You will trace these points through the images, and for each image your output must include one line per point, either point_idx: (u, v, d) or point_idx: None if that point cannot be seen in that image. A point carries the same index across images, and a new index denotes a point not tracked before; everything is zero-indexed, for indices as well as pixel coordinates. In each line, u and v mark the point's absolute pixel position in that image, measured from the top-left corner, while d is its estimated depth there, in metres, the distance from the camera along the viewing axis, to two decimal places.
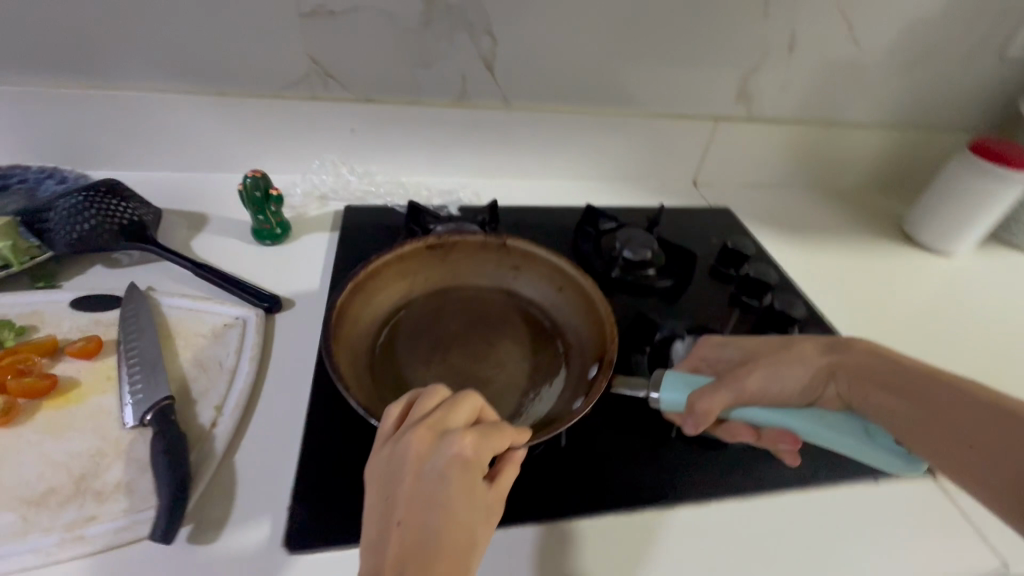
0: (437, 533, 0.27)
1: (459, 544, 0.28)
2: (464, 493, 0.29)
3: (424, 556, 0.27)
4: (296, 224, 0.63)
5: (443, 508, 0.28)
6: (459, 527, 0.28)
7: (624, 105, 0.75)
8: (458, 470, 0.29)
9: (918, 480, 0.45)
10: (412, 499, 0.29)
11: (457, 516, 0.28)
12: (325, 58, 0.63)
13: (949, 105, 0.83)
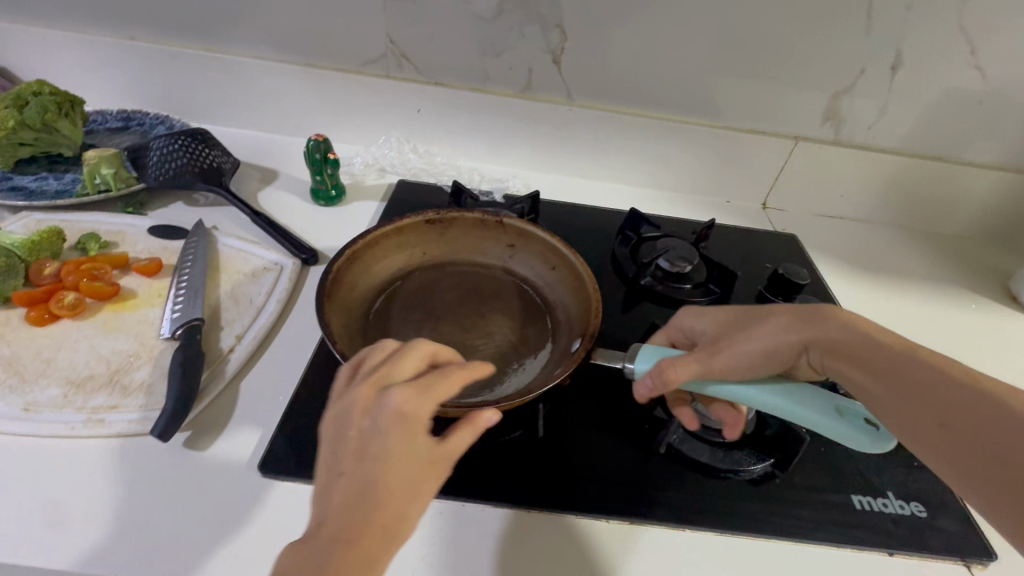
0: (375, 488, 0.27)
1: (399, 497, 0.28)
2: (409, 447, 0.28)
3: (364, 510, 0.27)
4: (353, 190, 0.68)
5: (384, 463, 0.28)
6: (399, 481, 0.28)
7: (694, 113, 0.72)
8: (402, 424, 0.29)
9: (946, 565, 0.39)
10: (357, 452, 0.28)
11: (400, 466, 0.28)
12: (402, 40, 0.67)
13: None
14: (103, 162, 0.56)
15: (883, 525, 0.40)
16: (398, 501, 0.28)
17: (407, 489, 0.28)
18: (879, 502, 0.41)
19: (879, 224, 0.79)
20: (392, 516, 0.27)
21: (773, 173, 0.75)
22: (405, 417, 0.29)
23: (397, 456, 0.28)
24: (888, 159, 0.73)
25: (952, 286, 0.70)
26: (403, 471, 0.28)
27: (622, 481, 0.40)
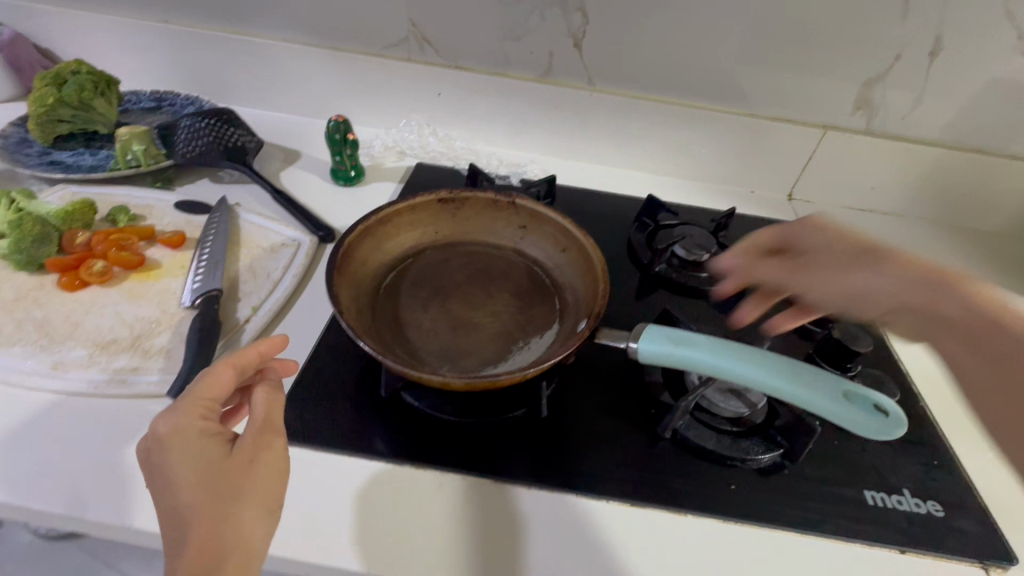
0: (185, 515, 0.29)
1: (209, 513, 0.29)
2: (204, 463, 0.30)
3: (180, 538, 0.29)
4: (372, 172, 0.69)
5: (178, 489, 0.30)
6: (205, 496, 0.30)
7: (719, 100, 0.70)
8: (188, 443, 0.31)
9: (961, 567, 0.37)
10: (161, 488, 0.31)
11: (186, 486, 0.30)
12: (424, 23, 0.67)
13: None
14: (135, 139, 0.58)
15: (897, 522, 0.39)
16: (214, 516, 0.29)
17: (212, 497, 0.30)
18: (893, 499, 0.40)
19: (912, 218, 0.76)
20: (212, 532, 0.29)
21: (800, 163, 0.73)
22: (179, 432, 0.31)
23: (194, 474, 0.30)
24: (924, 150, 0.70)
25: None
26: (208, 487, 0.30)
27: (625, 465, 0.40)
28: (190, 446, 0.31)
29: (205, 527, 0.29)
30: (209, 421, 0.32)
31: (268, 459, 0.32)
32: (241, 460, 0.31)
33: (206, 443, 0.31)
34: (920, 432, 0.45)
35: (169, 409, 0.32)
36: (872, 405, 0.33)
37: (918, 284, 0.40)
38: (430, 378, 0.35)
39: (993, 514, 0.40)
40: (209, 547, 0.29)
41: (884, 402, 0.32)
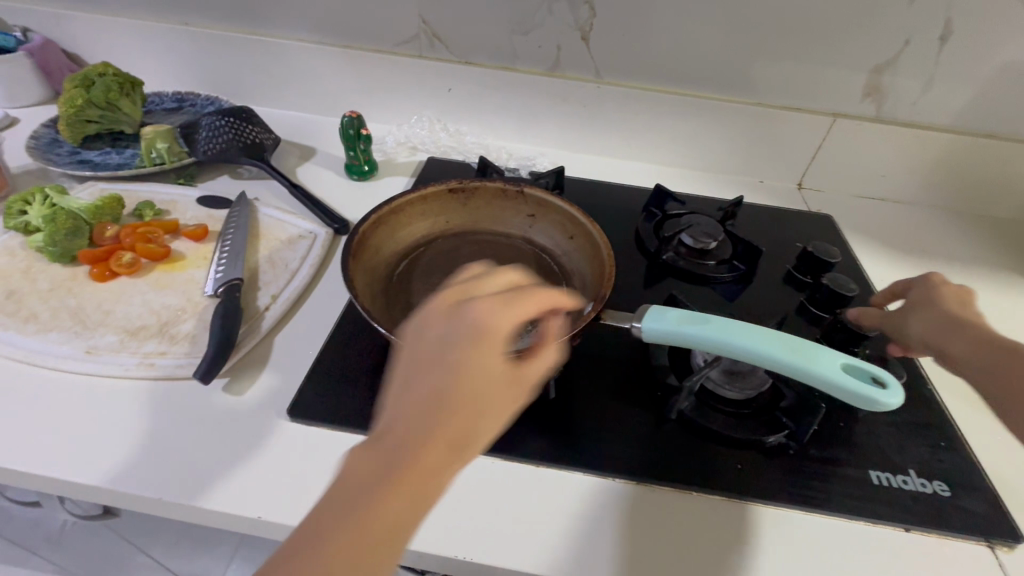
0: (426, 412, 0.26)
1: (433, 444, 0.25)
2: (459, 401, 0.26)
3: (392, 455, 0.25)
4: (385, 167, 0.71)
5: (412, 399, 0.26)
6: (458, 438, 0.26)
7: (727, 90, 0.71)
8: (453, 383, 0.26)
9: (965, 544, 0.38)
10: (404, 375, 0.27)
11: (466, 386, 0.26)
12: (434, 19, 0.69)
13: None
14: (159, 137, 0.60)
15: (901, 501, 0.39)
16: (426, 447, 0.25)
17: (467, 444, 0.26)
18: (898, 479, 0.40)
19: (924, 206, 0.75)
20: (433, 469, 0.25)
21: (810, 152, 0.73)
22: (496, 341, 0.28)
23: (446, 417, 0.26)
24: (936, 136, 0.69)
25: (1001, 271, 0.66)
26: (431, 414, 0.26)
27: (631, 444, 0.41)
28: (483, 404, 0.27)
29: (419, 460, 0.25)
30: (437, 349, 0.27)
31: (513, 394, 0.28)
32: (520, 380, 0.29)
33: (502, 358, 0.28)
34: (927, 414, 0.45)
35: (463, 350, 0.27)
36: (870, 377, 0.33)
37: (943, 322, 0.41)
38: None
39: (1000, 494, 0.40)
40: (418, 484, 0.25)
41: (880, 373, 0.33)
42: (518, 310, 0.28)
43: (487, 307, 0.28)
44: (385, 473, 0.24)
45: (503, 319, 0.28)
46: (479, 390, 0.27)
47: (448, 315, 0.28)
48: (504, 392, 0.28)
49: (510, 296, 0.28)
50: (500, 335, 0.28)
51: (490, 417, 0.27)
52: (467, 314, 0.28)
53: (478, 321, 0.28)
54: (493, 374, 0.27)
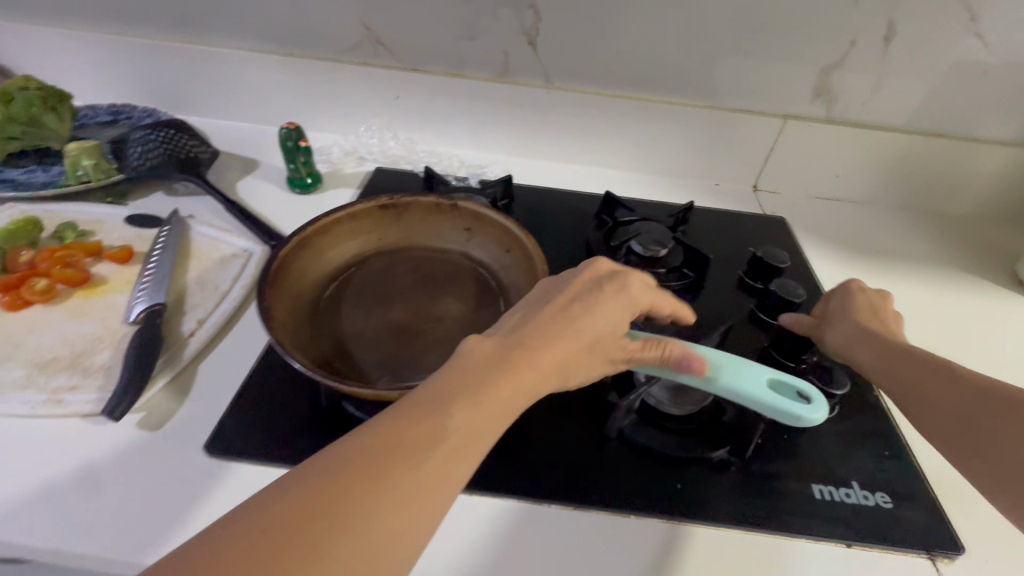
0: (517, 350, 0.29)
1: (531, 366, 0.29)
2: (563, 327, 0.30)
3: (489, 382, 0.27)
4: (330, 178, 0.69)
5: (511, 342, 0.29)
6: (559, 363, 0.30)
7: (678, 93, 0.70)
8: (568, 312, 0.31)
9: (907, 558, 0.37)
10: (532, 330, 0.30)
11: (569, 337, 0.30)
12: (377, 26, 0.67)
13: None
14: (84, 154, 0.58)
15: (843, 515, 0.38)
16: (526, 367, 0.28)
17: (562, 374, 0.30)
18: (841, 492, 0.40)
19: (878, 205, 0.76)
20: (524, 391, 0.28)
21: (764, 153, 0.72)
22: (615, 305, 0.32)
23: (556, 339, 0.30)
24: (888, 136, 0.69)
25: (951, 269, 0.66)
26: (538, 339, 0.30)
27: (568, 467, 0.40)
28: (587, 338, 0.31)
29: (517, 375, 0.28)
30: (560, 302, 0.32)
31: (615, 354, 0.32)
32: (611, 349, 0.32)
33: (610, 320, 0.32)
34: (872, 422, 0.45)
35: (582, 299, 0.32)
36: (796, 392, 0.33)
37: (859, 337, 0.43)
38: (362, 392, 0.34)
39: (944, 504, 0.40)
40: (508, 399, 0.27)
41: (805, 389, 0.33)
42: (651, 294, 0.34)
43: (593, 278, 0.33)
44: (485, 374, 0.27)
45: (605, 299, 0.32)
46: (587, 326, 0.31)
47: (572, 276, 0.33)
48: (604, 346, 0.31)
49: (621, 275, 0.33)
50: (618, 297, 0.32)
51: (584, 359, 0.31)
52: (587, 276, 0.33)
53: (592, 285, 0.33)
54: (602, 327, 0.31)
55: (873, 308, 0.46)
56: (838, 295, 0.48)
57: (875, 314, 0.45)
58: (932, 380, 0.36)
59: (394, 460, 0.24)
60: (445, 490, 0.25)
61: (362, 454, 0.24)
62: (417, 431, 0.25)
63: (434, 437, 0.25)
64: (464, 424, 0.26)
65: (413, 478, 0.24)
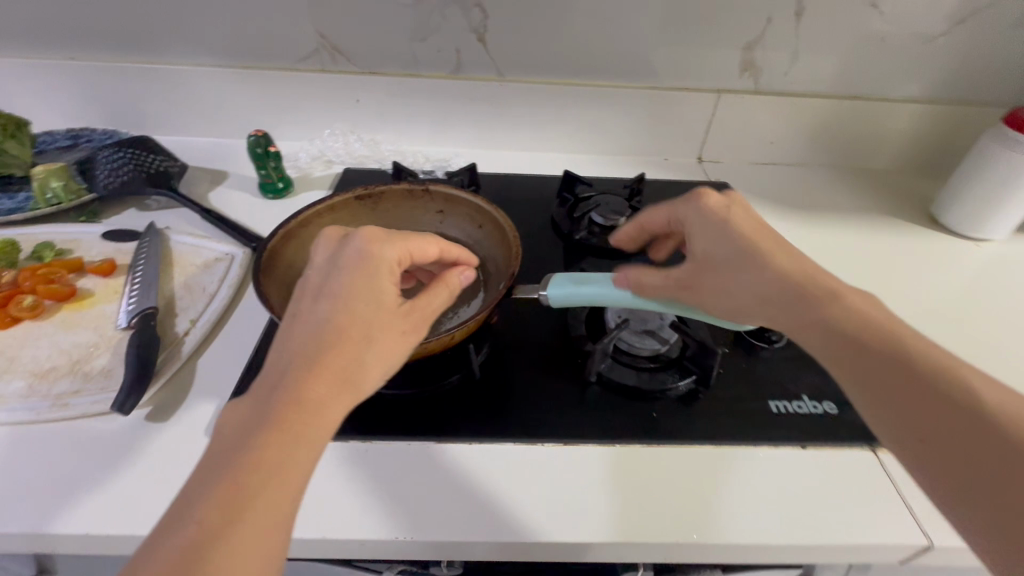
0: (288, 386, 0.30)
1: (299, 408, 0.29)
2: (332, 340, 0.31)
3: (256, 435, 0.28)
4: (301, 183, 0.71)
5: (278, 386, 0.30)
6: (333, 379, 0.30)
7: (620, 76, 0.75)
8: (332, 325, 0.32)
9: (853, 449, 0.43)
10: (297, 352, 0.31)
11: (339, 338, 0.31)
12: (331, 33, 0.70)
13: (996, 77, 0.75)
14: (52, 176, 0.58)
15: (798, 423, 0.44)
16: (293, 411, 0.29)
17: (343, 386, 0.31)
18: (795, 404, 0.45)
19: (809, 165, 0.83)
20: (300, 432, 0.29)
21: (703, 126, 0.79)
22: (363, 282, 0.33)
23: (321, 361, 0.31)
24: (809, 101, 0.77)
25: (878, 213, 0.74)
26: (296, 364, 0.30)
27: (556, 410, 0.44)
28: (357, 336, 0.32)
29: (284, 427, 0.28)
30: (312, 306, 0.33)
31: (395, 321, 0.34)
32: (387, 322, 0.33)
33: (371, 301, 0.33)
34: None
35: (326, 299, 0.33)
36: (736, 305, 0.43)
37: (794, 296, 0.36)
38: None
39: None
40: (288, 441, 0.28)
41: None
42: (395, 249, 0.36)
43: (344, 257, 0.34)
44: (240, 457, 0.28)
45: (351, 287, 0.33)
46: (347, 319, 0.32)
47: (327, 273, 0.34)
48: (385, 329, 0.33)
49: (355, 253, 0.35)
50: (344, 265, 0.34)
51: (364, 356, 0.32)
52: (326, 265, 0.34)
53: (329, 269, 0.34)
54: (361, 299, 0.33)
55: (732, 207, 0.41)
56: (688, 204, 0.43)
57: (731, 217, 0.40)
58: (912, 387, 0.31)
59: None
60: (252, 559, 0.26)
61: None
62: (188, 539, 0.25)
63: (217, 531, 0.26)
64: (235, 501, 0.26)
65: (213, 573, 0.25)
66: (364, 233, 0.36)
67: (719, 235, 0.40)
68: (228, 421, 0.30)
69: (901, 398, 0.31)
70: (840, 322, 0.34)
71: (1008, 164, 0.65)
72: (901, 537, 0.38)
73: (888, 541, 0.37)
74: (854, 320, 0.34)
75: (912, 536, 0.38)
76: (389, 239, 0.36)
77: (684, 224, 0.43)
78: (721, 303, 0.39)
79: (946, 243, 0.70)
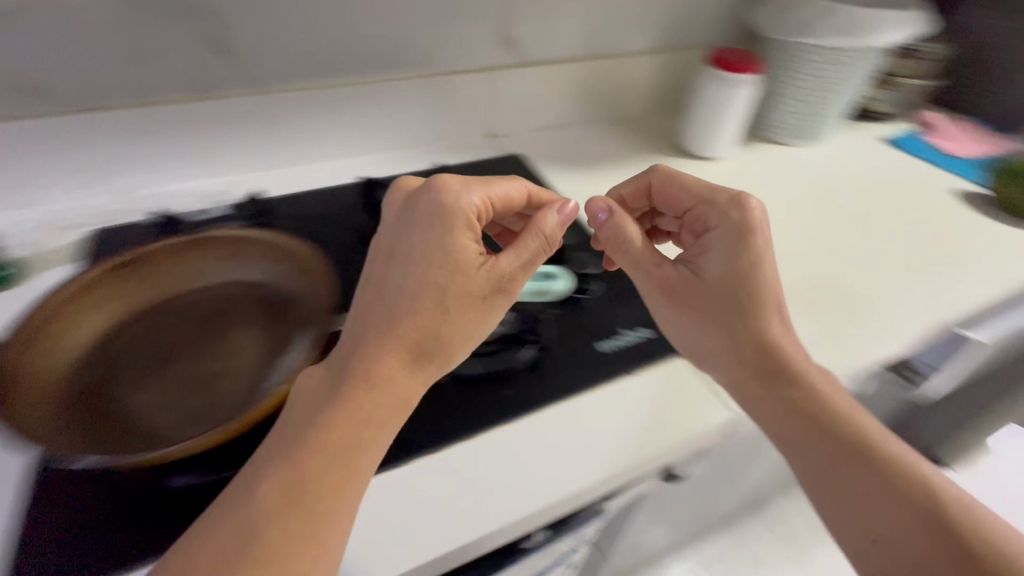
0: (355, 360, 0.42)
1: (367, 388, 0.40)
2: (422, 297, 0.44)
3: (334, 411, 0.39)
4: (31, 261, 0.57)
5: (364, 348, 0.42)
6: (410, 343, 0.43)
7: (391, 70, 0.75)
8: (425, 278, 0.45)
9: (665, 362, 0.56)
10: (386, 310, 0.44)
11: (424, 303, 0.44)
12: (16, 69, 0.56)
13: (694, 25, 0.92)
14: None
15: (625, 355, 0.55)
16: (358, 388, 0.40)
17: (416, 352, 0.43)
18: (619, 340, 0.57)
19: (584, 122, 0.92)
20: (367, 412, 0.40)
21: (486, 103, 0.82)
22: (439, 253, 0.45)
23: (398, 328, 0.43)
24: (567, 65, 0.85)
25: (644, 153, 0.87)
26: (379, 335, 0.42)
27: (433, 418, 0.48)
28: (443, 294, 0.45)
29: (354, 404, 0.39)
30: (380, 287, 0.45)
31: (468, 286, 0.46)
32: (469, 287, 0.46)
33: (456, 266, 0.46)
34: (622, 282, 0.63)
35: (408, 262, 0.45)
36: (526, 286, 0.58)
37: (744, 336, 0.51)
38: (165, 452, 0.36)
39: None
40: (367, 406, 0.39)
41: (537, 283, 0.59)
42: (478, 197, 0.49)
43: (417, 220, 0.47)
44: (316, 425, 0.38)
45: (414, 259, 0.45)
46: (424, 283, 0.44)
47: (416, 235, 0.46)
48: (461, 300, 0.45)
49: (440, 212, 0.47)
50: (428, 228, 0.46)
51: (444, 318, 0.44)
52: (422, 229, 0.47)
53: (415, 228, 0.47)
54: (444, 262, 0.45)
55: (759, 222, 0.52)
56: (727, 212, 0.53)
57: (749, 241, 0.52)
58: (850, 465, 0.46)
59: (292, 510, 0.35)
60: (342, 495, 0.37)
61: (242, 531, 0.34)
62: (293, 476, 0.36)
63: (308, 480, 0.36)
64: (325, 455, 0.37)
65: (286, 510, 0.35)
66: (464, 187, 0.49)
67: (725, 262, 0.52)
68: (304, 388, 0.41)
69: (841, 465, 0.46)
70: (797, 404, 0.49)
71: (720, 95, 0.81)
72: (711, 416, 0.52)
73: (704, 425, 0.52)
74: (807, 396, 0.49)
75: (718, 413, 0.53)
76: (473, 194, 0.49)
77: (715, 240, 0.54)
78: (704, 306, 0.53)
79: (695, 166, 0.85)
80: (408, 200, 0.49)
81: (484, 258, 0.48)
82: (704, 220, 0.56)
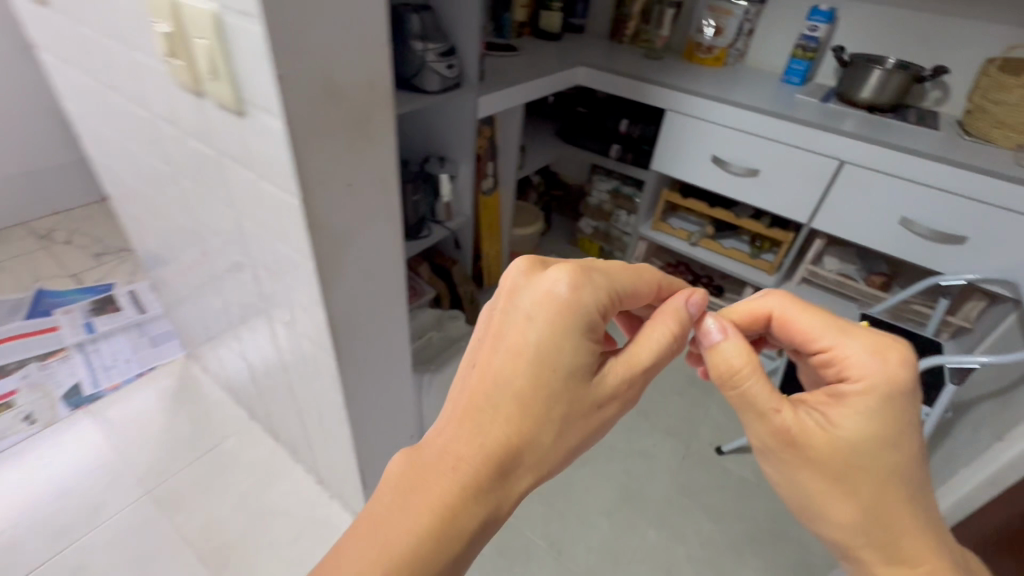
0: (495, 438, 0.55)
1: (468, 447, 0.55)
2: (511, 430, 0.55)
3: (467, 463, 0.54)
4: None
5: (494, 430, 0.55)
6: (501, 443, 0.55)
7: None
8: (542, 383, 0.56)
9: None
10: (510, 393, 0.56)
11: (532, 406, 0.56)
12: None
13: None
14: None
15: None
16: (459, 465, 0.54)
17: (490, 472, 0.54)
18: None
19: None
20: (468, 483, 0.53)
21: None
22: (581, 358, 0.57)
23: (505, 434, 0.55)
24: None
25: None
26: (522, 375, 0.56)
27: None
28: (568, 395, 0.57)
29: (458, 471, 0.54)
30: (490, 392, 0.56)
31: (582, 386, 0.58)
32: (580, 409, 0.57)
33: (580, 373, 0.57)
34: None
35: (543, 356, 0.56)
36: None
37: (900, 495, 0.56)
38: None
39: None
40: (485, 449, 0.54)
41: None
42: (610, 277, 0.61)
43: (575, 313, 0.57)
44: (406, 509, 0.52)
45: (549, 348, 0.56)
46: (544, 387, 0.56)
47: (561, 318, 0.57)
48: (572, 414, 0.57)
49: (575, 305, 0.57)
50: (567, 313, 0.57)
51: (542, 430, 0.56)
52: (542, 317, 0.57)
53: (561, 337, 0.57)
54: (563, 363, 0.56)
55: (904, 383, 0.55)
56: (858, 345, 0.58)
57: (896, 382, 0.55)
58: None
59: None
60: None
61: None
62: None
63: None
64: (430, 512, 0.52)
65: (414, 519, 0.51)
66: (581, 289, 0.57)
67: (863, 419, 0.55)
68: (476, 374, 0.58)
69: None
70: None
71: None
72: None
73: None
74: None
75: None
76: (614, 293, 0.61)
77: (851, 373, 0.57)
78: (853, 453, 0.55)
79: None
80: (523, 292, 0.59)
81: (606, 361, 0.60)
82: (844, 371, 0.58)
